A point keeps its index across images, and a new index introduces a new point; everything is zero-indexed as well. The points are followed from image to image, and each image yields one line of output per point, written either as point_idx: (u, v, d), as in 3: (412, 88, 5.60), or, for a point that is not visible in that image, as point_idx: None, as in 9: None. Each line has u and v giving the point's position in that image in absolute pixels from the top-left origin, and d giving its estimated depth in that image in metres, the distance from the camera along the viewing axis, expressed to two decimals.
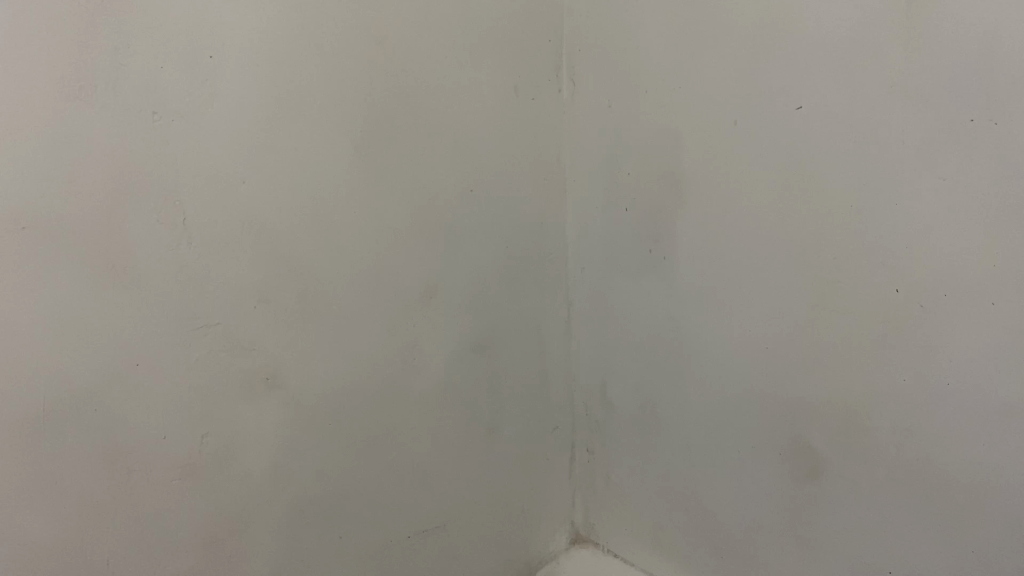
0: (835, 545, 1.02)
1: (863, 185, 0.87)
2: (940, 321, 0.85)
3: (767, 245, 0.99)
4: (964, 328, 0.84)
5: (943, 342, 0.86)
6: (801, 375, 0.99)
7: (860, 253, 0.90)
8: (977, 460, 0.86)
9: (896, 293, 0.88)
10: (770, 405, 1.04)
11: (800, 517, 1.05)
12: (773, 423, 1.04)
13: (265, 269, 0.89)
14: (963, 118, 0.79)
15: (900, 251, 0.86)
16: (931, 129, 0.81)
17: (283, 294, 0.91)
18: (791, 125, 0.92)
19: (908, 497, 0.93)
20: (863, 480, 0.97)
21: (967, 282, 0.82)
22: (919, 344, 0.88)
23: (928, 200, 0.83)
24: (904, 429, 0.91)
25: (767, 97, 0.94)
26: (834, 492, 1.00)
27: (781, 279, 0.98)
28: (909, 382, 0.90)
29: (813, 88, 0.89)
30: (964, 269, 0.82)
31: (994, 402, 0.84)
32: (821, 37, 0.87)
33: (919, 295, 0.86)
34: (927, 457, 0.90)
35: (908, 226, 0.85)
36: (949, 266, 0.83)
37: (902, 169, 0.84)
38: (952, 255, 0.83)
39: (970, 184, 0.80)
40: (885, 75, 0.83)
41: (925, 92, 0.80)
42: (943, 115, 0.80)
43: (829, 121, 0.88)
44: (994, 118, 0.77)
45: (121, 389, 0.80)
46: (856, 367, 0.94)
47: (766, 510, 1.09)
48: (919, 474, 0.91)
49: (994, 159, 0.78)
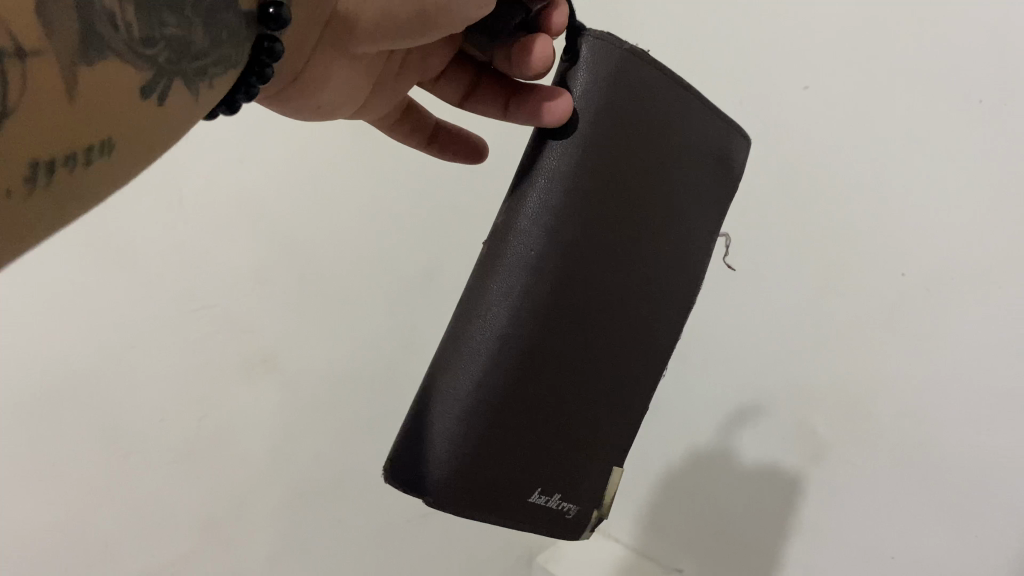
0: (777, 466, 0.72)
1: (863, 166, 0.66)
2: (937, 310, 0.60)
3: (772, 231, 0.73)
4: (961, 317, 0.59)
5: (936, 337, 0.60)
6: (806, 364, 0.69)
7: (855, 234, 0.66)
8: (965, 459, 0.58)
9: (902, 277, 0.62)
10: (767, 354, 0.73)
11: (756, 441, 0.74)
12: (766, 351, 0.73)
13: (266, 249, 0.70)
14: (969, 97, 0.59)
15: (903, 240, 0.62)
16: (925, 112, 0.61)
17: (287, 278, 0.72)
18: (794, 110, 0.71)
19: (918, 492, 0.61)
20: (861, 468, 0.65)
21: (976, 257, 0.58)
22: (906, 338, 0.62)
23: (939, 177, 0.60)
24: (906, 421, 0.62)
25: (772, 78, 0.73)
26: (828, 477, 0.67)
27: (788, 254, 0.71)
28: (907, 375, 0.62)
29: (816, 68, 0.69)
30: (970, 249, 0.58)
31: (998, 388, 0.57)
32: (799, 15, 0.70)
33: (923, 280, 0.61)
34: (920, 451, 0.61)
35: (902, 216, 0.63)
36: (953, 247, 0.59)
37: (904, 151, 0.63)
38: (951, 234, 0.60)
39: (970, 158, 0.59)
40: (887, 60, 0.64)
41: (922, 69, 0.62)
42: (943, 96, 0.60)
43: (829, 104, 0.68)
44: (1004, 100, 0.57)
45: (120, 377, 0.60)
46: (874, 350, 0.64)
47: (728, 425, 0.77)
48: (921, 468, 0.61)
49: (999, 131, 0.57)
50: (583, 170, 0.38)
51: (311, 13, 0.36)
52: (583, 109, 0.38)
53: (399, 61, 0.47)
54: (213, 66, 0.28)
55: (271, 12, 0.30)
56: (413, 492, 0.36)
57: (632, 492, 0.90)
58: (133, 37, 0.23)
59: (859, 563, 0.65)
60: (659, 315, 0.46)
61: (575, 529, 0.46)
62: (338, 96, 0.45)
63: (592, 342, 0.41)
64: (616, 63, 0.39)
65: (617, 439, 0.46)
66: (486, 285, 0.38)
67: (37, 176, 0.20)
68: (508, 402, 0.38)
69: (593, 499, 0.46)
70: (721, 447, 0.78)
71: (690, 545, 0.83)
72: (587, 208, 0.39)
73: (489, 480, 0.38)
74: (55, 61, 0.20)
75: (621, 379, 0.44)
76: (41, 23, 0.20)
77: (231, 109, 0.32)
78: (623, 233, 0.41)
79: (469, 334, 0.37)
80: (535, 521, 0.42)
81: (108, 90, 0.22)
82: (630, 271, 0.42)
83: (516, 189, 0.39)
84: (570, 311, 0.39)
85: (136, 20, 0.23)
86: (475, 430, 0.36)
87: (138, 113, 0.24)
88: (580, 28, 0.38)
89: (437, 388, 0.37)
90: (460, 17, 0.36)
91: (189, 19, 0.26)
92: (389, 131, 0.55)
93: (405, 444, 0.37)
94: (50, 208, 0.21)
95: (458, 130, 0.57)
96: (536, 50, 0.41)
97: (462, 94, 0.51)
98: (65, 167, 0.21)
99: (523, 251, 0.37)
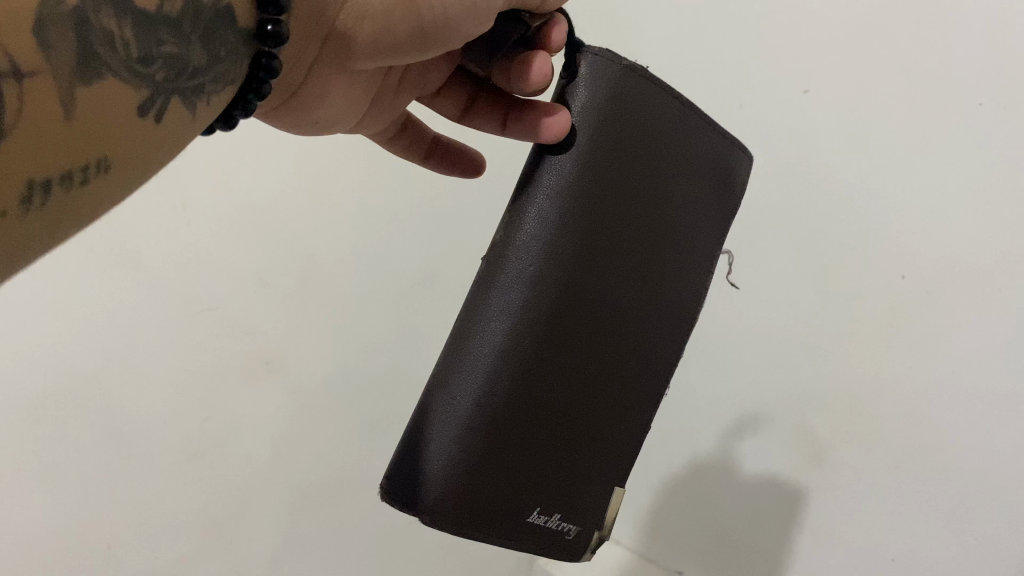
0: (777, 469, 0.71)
1: (863, 168, 0.65)
2: (937, 311, 0.60)
3: (771, 234, 0.73)
4: (961, 318, 0.59)
5: (936, 338, 0.60)
6: (804, 368, 0.69)
7: (856, 237, 0.66)
8: (966, 459, 0.58)
9: (902, 279, 0.62)
10: (767, 357, 0.73)
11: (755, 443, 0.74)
12: (767, 353, 0.73)
13: (269, 253, 0.71)
14: (969, 101, 0.59)
15: (904, 242, 0.62)
16: (926, 116, 0.62)
17: (287, 279, 0.71)
18: (794, 112, 0.71)
19: (921, 492, 0.61)
20: (862, 469, 0.65)
21: (977, 258, 0.58)
22: (908, 340, 0.62)
23: (940, 180, 0.61)
24: (908, 422, 0.62)
25: (772, 81, 0.72)
26: (830, 480, 0.67)
27: (788, 256, 0.71)
28: (909, 377, 0.62)
29: (819, 69, 0.68)
30: (971, 250, 0.59)
31: (998, 389, 0.57)
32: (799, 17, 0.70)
33: (924, 282, 0.61)
34: (921, 452, 0.61)
35: (903, 219, 0.63)
36: (954, 249, 0.60)
37: (905, 154, 0.63)
38: (951, 236, 0.60)
39: (970, 161, 0.59)
40: (889, 63, 0.64)
41: (923, 73, 0.62)
42: (944, 100, 0.61)
43: (830, 106, 0.68)
44: (1004, 104, 0.58)
45: (120, 379, 0.62)
46: (879, 354, 0.64)
47: (726, 427, 0.77)
48: (923, 468, 0.61)
49: (999, 134, 0.58)
50: (582, 187, 0.38)
51: (308, 30, 0.36)
52: (582, 127, 0.38)
53: (398, 76, 0.47)
54: (210, 83, 0.29)
55: (267, 29, 0.30)
56: (411, 509, 0.36)
57: (635, 501, 0.87)
58: (129, 56, 0.24)
59: (862, 563, 0.65)
60: (660, 333, 0.46)
61: (575, 550, 0.46)
62: (338, 111, 0.45)
63: (592, 360, 0.41)
64: (616, 80, 0.38)
65: (618, 458, 0.46)
66: (485, 303, 0.38)
67: (33, 196, 0.21)
68: (506, 420, 0.38)
69: (593, 520, 0.46)
70: (721, 451, 0.77)
71: (695, 547, 0.80)
72: (587, 227, 0.39)
73: (487, 498, 0.38)
74: (51, 83, 0.21)
75: (621, 398, 0.44)
76: (40, 45, 0.21)
77: (230, 124, 0.32)
78: (623, 253, 0.41)
79: (468, 352, 0.38)
80: (534, 542, 0.42)
81: (104, 109, 0.23)
82: (630, 291, 0.42)
83: (515, 206, 0.39)
84: (570, 331, 0.40)
85: (133, 39, 0.24)
86: (473, 447, 0.37)
87: (129, 131, 0.25)
88: (579, 45, 0.38)
89: (436, 404, 0.37)
90: (455, 36, 0.37)
91: (188, 39, 0.27)
92: (387, 144, 0.55)
93: (404, 460, 0.37)
94: (45, 226, 0.22)
95: (456, 144, 0.57)
96: (535, 66, 0.41)
97: (461, 109, 0.51)
98: (61, 187, 0.22)
99: (521, 268, 0.38)
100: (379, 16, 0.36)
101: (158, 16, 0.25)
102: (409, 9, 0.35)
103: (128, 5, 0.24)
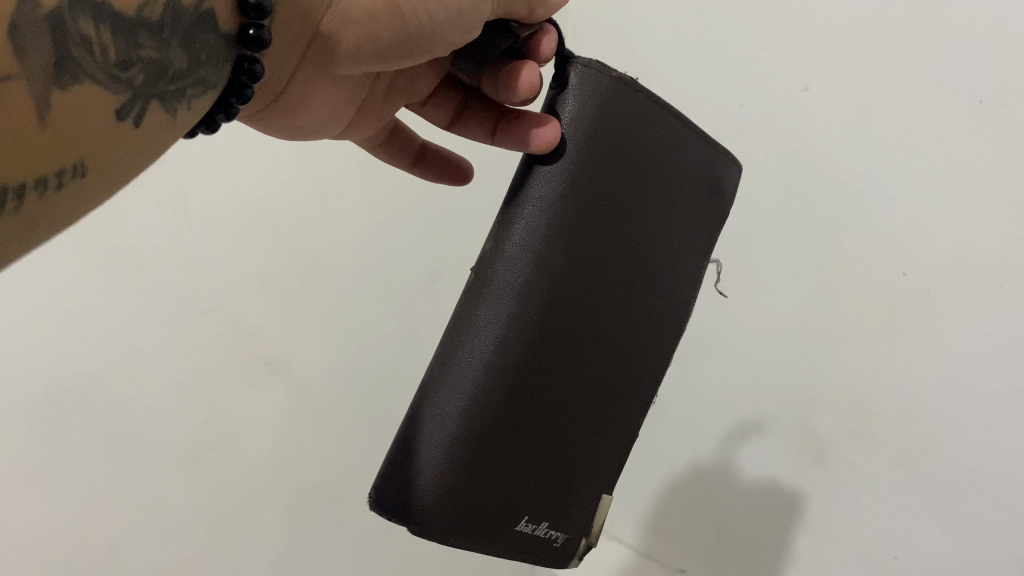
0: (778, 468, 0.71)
1: (864, 166, 0.65)
2: (936, 310, 0.60)
3: (772, 234, 0.72)
4: (962, 316, 0.59)
5: (938, 335, 0.60)
6: (806, 368, 0.69)
7: (858, 236, 0.65)
8: (965, 453, 0.58)
9: (902, 277, 0.62)
10: (768, 357, 0.72)
11: (756, 442, 0.74)
12: (767, 354, 0.73)
13: (266, 251, 0.69)
14: (968, 96, 0.58)
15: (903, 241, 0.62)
16: (924, 113, 0.61)
17: (287, 279, 0.70)
18: (793, 112, 0.70)
19: (920, 487, 0.61)
20: (863, 468, 0.64)
21: (977, 252, 0.58)
22: (909, 339, 0.61)
23: (940, 178, 0.60)
24: (909, 420, 0.61)
25: (772, 80, 0.71)
26: (831, 479, 0.67)
27: (790, 256, 0.71)
28: (909, 376, 0.61)
29: (817, 67, 0.67)
30: (970, 245, 0.58)
31: (1002, 386, 0.56)
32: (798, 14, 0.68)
33: (925, 280, 0.61)
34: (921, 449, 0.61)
35: (903, 218, 0.62)
36: (954, 244, 0.59)
37: (904, 153, 0.62)
38: (951, 232, 0.59)
39: (971, 158, 0.58)
40: (891, 62, 0.63)
41: (921, 71, 0.61)
42: (942, 96, 0.60)
43: (828, 105, 0.67)
44: (1002, 99, 0.57)
45: (123, 377, 0.59)
46: (880, 355, 0.63)
47: (727, 428, 0.77)
48: (923, 463, 0.61)
49: (998, 129, 0.57)
50: (570, 198, 0.38)
51: (293, 34, 0.36)
52: (571, 138, 0.38)
53: (385, 84, 0.47)
54: (191, 87, 0.28)
55: (250, 33, 0.30)
56: (398, 518, 0.36)
57: (633, 499, 0.87)
58: (107, 60, 0.24)
59: (862, 558, 0.65)
60: (647, 344, 0.45)
61: (564, 557, 0.45)
62: (323, 117, 0.45)
63: (579, 372, 0.41)
64: (604, 92, 0.38)
65: (606, 466, 0.45)
66: (472, 314, 0.38)
67: (7, 199, 0.21)
68: (495, 429, 0.37)
69: (581, 527, 0.45)
70: (721, 451, 0.77)
71: (695, 546, 0.80)
72: (576, 239, 0.38)
73: (473, 508, 0.38)
74: (28, 85, 0.21)
75: (608, 408, 0.44)
76: (15, 49, 0.21)
77: (212, 129, 0.32)
78: (613, 265, 0.41)
79: (455, 364, 0.37)
80: (521, 550, 0.41)
81: (80, 113, 0.23)
82: (619, 301, 0.42)
83: (505, 215, 0.39)
84: (558, 342, 0.39)
85: (111, 44, 0.24)
86: (461, 458, 0.36)
87: (103, 136, 0.25)
88: (569, 56, 0.38)
89: (423, 415, 0.37)
90: (445, 42, 0.37)
91: (166, 42, 0.26)
92: (376, 150, 0.54)
93: (391, 470, 0.37)
94: (17, 230, 0.22)
95: (445, 151, 0.57)
96: (524, 76, 0.41)
97: (450, 117, 0.51)
98: (36, 191, 0.22)
99: (509, 278, 0.37)
100: (366, 22, 0.36)
101: (138, 19, 0.25)
102: (394, 14, 0.35)
103: (106, 9, 0.23)
